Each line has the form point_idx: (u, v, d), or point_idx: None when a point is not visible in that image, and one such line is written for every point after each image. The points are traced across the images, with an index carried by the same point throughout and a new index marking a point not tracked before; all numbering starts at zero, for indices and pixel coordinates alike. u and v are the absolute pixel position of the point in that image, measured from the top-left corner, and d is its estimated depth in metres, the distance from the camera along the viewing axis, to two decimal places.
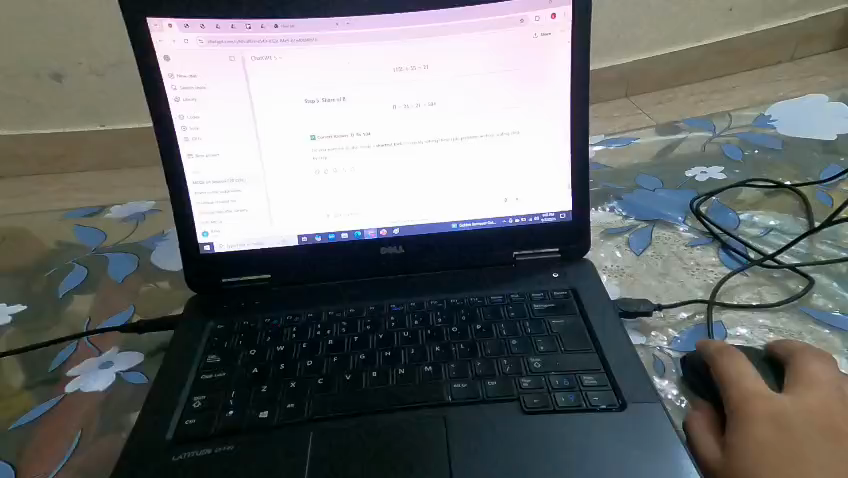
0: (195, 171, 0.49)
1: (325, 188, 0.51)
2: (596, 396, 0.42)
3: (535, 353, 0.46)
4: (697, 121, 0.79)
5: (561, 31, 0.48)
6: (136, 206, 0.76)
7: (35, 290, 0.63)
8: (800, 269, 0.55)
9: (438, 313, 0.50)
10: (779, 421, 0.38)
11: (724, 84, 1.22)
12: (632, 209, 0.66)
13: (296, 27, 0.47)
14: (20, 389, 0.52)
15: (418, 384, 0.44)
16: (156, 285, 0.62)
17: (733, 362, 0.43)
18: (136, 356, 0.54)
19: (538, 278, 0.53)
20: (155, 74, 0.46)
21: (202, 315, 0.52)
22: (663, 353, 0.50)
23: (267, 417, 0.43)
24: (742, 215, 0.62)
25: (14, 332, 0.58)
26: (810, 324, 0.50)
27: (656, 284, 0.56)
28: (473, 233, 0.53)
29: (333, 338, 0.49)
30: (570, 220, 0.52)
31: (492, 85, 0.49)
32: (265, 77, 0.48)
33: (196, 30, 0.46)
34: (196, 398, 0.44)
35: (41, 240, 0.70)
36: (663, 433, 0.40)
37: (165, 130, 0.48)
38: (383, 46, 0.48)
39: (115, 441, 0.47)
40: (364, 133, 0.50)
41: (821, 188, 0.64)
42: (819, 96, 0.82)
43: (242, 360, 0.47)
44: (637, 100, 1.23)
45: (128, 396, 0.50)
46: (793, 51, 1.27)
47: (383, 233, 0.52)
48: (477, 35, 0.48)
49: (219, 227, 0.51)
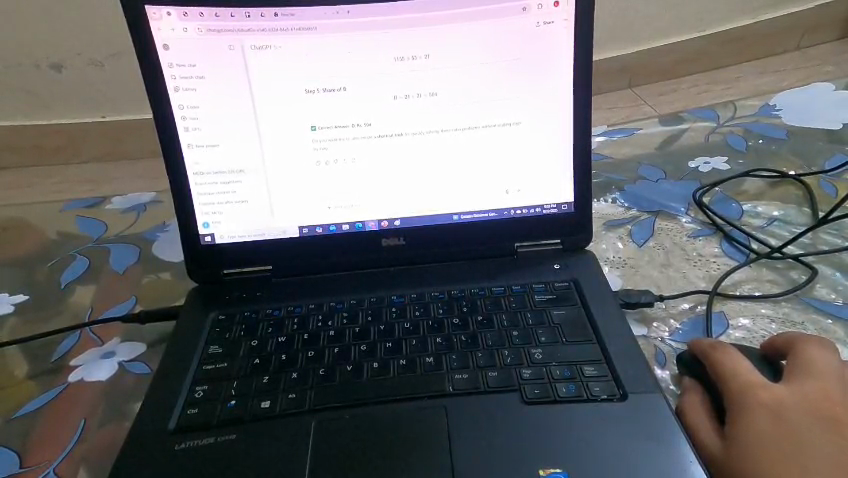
0: (195, 162, 0.49)
1: (325, 179, 0.51)
2: (597, 386, 0.42)
3: (537, 343, 0.46)
4: (700, 111, 0.78)
5: (563, 19, 0.47)
6: (136, 197, 0.76)
7: (38, 281, 0.63)
8: (803, 260, 0.55)
9: (439, 304, 0.50)
10: (780, 413, 0.38)
11: (728, 73, 1.21)
12: (634, 200, 0.65)
13: (295, 16, 0.47)
14: (23, 379, 0.52)
15: (420, 375, 0.44)
16: (158, 276, 0.62)
17: (729, 356, 0.43)
18: (138, 346, 0.54)
19: (539, 270, 0.53)
20: (155, 63, 0.46)
21: (203, 305, 0.52)
22: (665, 344, 0.50)
23: (269, 406, 0.43)
24: (745, 206, 0.62)
25: (17, 322, 0.58)
26: (812, 314, 0.50)
27: (657, 275, 0.56)
28: (474, 224, 0.52)
29: (334, 329, 0.49)
30: (572, 212, 0.52)
31: (494, 76, 0.49)
32: (265, 67, 0.47)
33: (195, 18, 0.46)
34: (198, 389, 0.45)
35: (42, 231, 0.70)
36: (663, 422, 0.40)
37: (165, 120, 0.48)
38: (383, 37, 0.48)
39: (117, 429, 0.47)
40: (364, 124, 0.50)
41: (825, 178, 0.64)
42: (824, 85, 0.81)
43: (244, 351, 0.47)
44: (641, 89, 1.22)
45: (131, 386, 0.51)
46: (798, 40, 1.26)
47: (383, 225, 0.52)
48: (477, 25, 0.47)
49: (220, 217, 0.51)
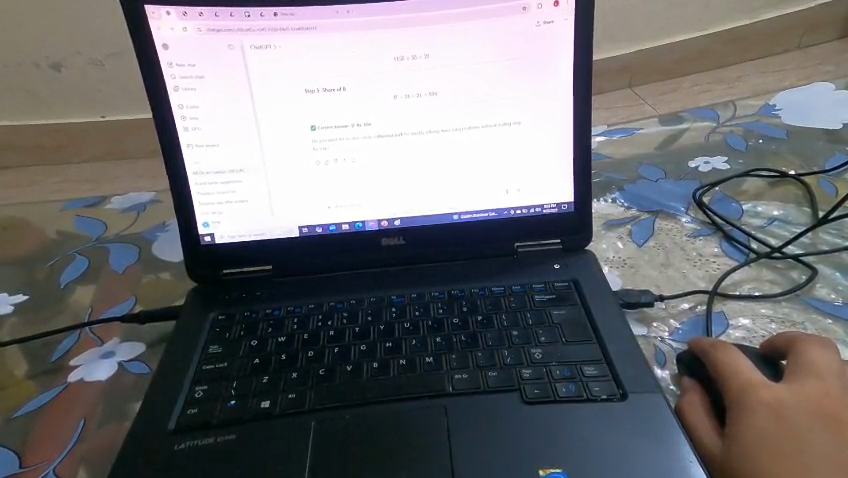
0: (195, 162, 0.49)
1: (325, 179, 0.51)
2: (597, 386, 0.42)
3: (537, 343, 0.46)
4: (701, 111, 0.78)
5: (563, 18, 0.47)
6: (136, 196, 0.76)
7: (38, 280, 0.63)
8: (804, 259, 0.55)
9: (439, 304, 0.50)
10: (780, 413, 0.38)
11: (728, 72, 1.21)
12: (634, 199, 0.65)
13: (296, 16, 0.47)
14: (23, 378, 0.52)
15: (420, 375, 0.44)
16: (157, 276, 0.62)
17: (729, 355, 0.43)
18: (138, 345, 0.54)
19: (539, 270, 0.53)
20: (154, 63, 0.46)
21: (203, 305, 0.52)
22: (665, 344, 0.50)
23: (269, 406, 0.43)
24: (745, 206, 0.62)
25: (17, 322, 0.58)
26: (812, 314, 0.50)
27: (657, 275, 0.56)
28: (474, 224, 0.52)
29: (334, 329, 0.49)
30: (572, 211, 0.52)
31: (494, 76, 0.49)
32: (265, 67, 0.47)
33: (195, 18, 0.45)
34: (198, 388, 0.45)
35: (42, 231, 0.70)
36: (663, 423, 0.40)
37: (165, 120, 0.48)
38: (382, 37, 0.47)
39: (117, 429, 0.47)
40: (364, 123, 0.50)
41: (825, 178, 0.64)
42: (824, 85, 0.81)
43: (243, 350, 0.47)
44: (641, 88, 1.22)
45: (130, 386, 0.51)
46: (798, 40, 1.26)
47: (383, 224, 0.52)
48: (477, 24, 0.47)
49: (219, 217, 0.51)
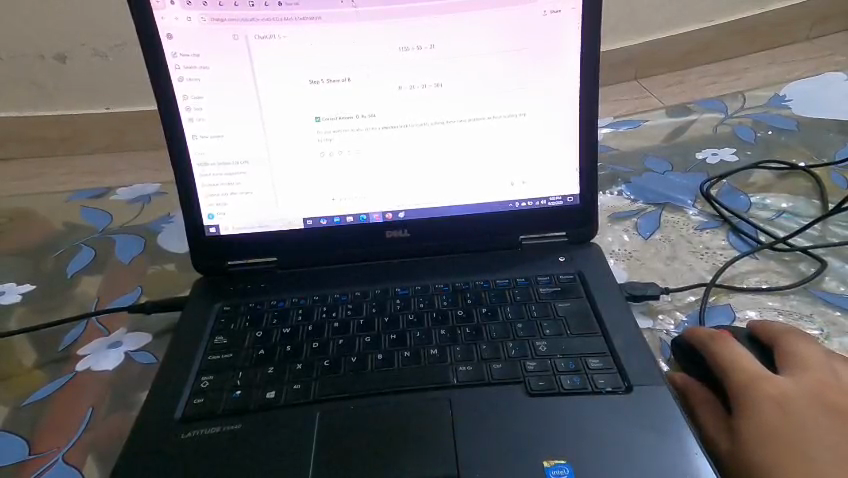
0: (200, 152, 0.49)
1: (329, 171, 0.51)
2: (602, 379, 0.42)
3: (541, 336, 0.46)
4: (709, 102, 0.78)
5: (571, 8, 0.47)
6: (142, 187, 0.76)
7: (45, 270, 0.63)
8: (812, 252, 0.55)
9: (444, 297, 0.50)
10: (785, 403, 0.38)
11: (738, 63, 1.19)
12: (640, 192, 0.65)
13: (299, 6, 0.46)
14: (30, 367, 0.53)
15: (424, 366, 0.45)
16: (162, 267, 0.62)
17: (729, 344, 0.43)
18: (145, 336, 0.54)
19: (545, 262, 0.53)
20: (159, 54, 0.46)
21: (208, 296, 0.52)
22: (671, 337, 0.49)
23: (274, 397, 0.43)
24: (753, 198, 0.62)
25: (24, 311, 0.59)
26: (820, 306, 0.50)
27: (663, 268, 0.56)
28: (478, 216, 0.52)
29: (339, 320, 0.49)
30: (578, 203, 0.52)
31: (498, 67, 0.48)
32: (268, 57, 0.47)
33: (199, 8, 0.45)
34: (204, 379, 0.45)
35: (49, 222, 0.71)
36: (665, 415, 0.40)
37: (169, 110, 0.47)
38: (387, 27, 0.47)
39: (124, 418, 0.47)
40: (368, 115, 0.49)
41: (836, 169, 0.63)
42: (834, 75, 0.80)
43: (249, 341, 0.48)
44: (649, 80, 1.20)
45: (137, 375, 0.51)
46: (809, 31, 1.24)
47: (389, 217, 0.52)
48: (482, 14, 0.47)
49: (225, 209, 0.51)
